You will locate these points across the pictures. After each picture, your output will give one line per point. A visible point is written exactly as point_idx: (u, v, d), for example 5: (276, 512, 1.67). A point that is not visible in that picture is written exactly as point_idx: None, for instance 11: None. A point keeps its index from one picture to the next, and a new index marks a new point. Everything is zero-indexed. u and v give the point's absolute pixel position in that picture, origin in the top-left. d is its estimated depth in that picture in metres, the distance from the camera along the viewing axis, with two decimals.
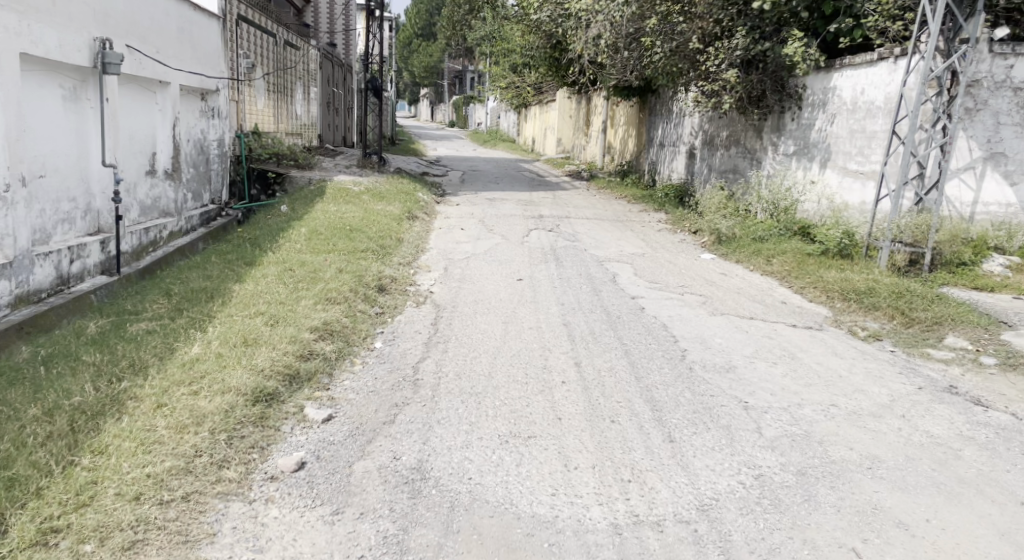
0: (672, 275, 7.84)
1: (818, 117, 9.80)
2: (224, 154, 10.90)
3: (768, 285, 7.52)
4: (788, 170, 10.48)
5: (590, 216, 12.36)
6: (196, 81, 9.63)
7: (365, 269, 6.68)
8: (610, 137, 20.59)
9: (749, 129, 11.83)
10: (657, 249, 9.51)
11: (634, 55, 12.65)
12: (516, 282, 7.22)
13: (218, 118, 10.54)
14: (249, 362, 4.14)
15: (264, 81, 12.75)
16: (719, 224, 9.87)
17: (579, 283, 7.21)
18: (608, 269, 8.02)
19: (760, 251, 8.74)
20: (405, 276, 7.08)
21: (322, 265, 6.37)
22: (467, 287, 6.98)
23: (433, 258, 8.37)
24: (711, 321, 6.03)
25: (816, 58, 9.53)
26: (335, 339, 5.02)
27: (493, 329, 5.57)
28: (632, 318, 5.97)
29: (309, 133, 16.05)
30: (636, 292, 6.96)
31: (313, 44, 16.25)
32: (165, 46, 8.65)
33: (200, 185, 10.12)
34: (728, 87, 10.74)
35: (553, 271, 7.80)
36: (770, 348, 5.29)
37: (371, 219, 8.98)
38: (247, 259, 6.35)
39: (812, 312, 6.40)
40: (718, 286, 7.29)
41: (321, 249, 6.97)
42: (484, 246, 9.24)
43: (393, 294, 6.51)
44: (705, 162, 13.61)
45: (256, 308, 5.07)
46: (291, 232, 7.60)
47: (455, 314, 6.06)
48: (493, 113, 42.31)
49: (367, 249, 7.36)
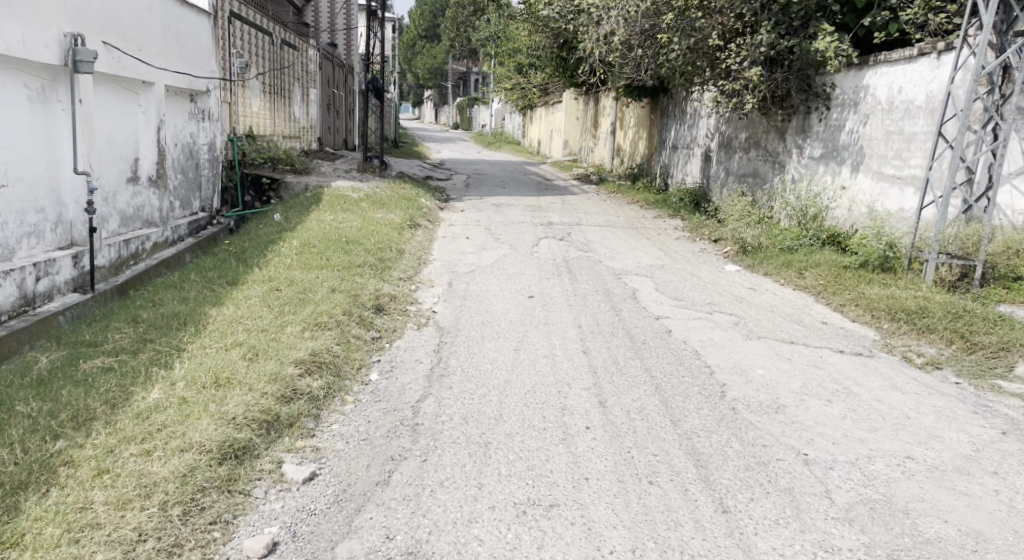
0: (696, 290, 7.24)
1: (848, 118, 9.27)
2: (216, 158, 10.29)
3: (804, 302, 6.89)
4: (816, 175, 9.84)
5: (602, 222, 11.72)
6: (183, 82, 9.02)
7: (361, 286, 6.05)
8: (620, 139, 19.96)
9: (771, 131, 11.20)
10: (678, 260, 8.88)
11: (648, 52, 12.03)
12: (527, 299, 6.58)
13: (208, 121, 9.94)
14: (219, 408, 3.51)
15: (259, 81, 12.14)
16: (745, 234, 9.23)
17: (597, 301, 6.58)
18: (626, 284, 7.41)
19: (791, 263, 8.10)
20: (405, 293, 6.46)
21: (314, 284, 5.75)
22: (473, 305, 6.35)
23: (437, 271, 7.76)
24: (748, 347, 5.40)
25: (849, 54, 8.96)
26: (323, 374, 4.40)
27: (504, 358, 4.95)
28: (659, 343, 5.34)
29: (308, 136, 15.47)
30: (661, 311, 6.33)
31: (312, 44, 15.67)
32: (148, 43, 8.02)
33: (189, 192, 9.52)
34: (751, 86, 10.19)
35: (568, 286, 7.17)
36: (820, 381, 4.66)
37: (369, 229, 8.35)
38: (232, 277, 5.73)
39: (859, 336, 5.84)
40: (749, 303, 6.72)
41: (313, 264, 6.34)
42: (491, 257, 8.63)
43: (392, 315, 5.89)
44: (722, 165, 12.98)
45: (236, 337, 4.45)
46: (282, 245, 6.98)
47: (461, 339, 5.44)
48: (498, 115, 41.86)
49: (365, 264, 6.74)
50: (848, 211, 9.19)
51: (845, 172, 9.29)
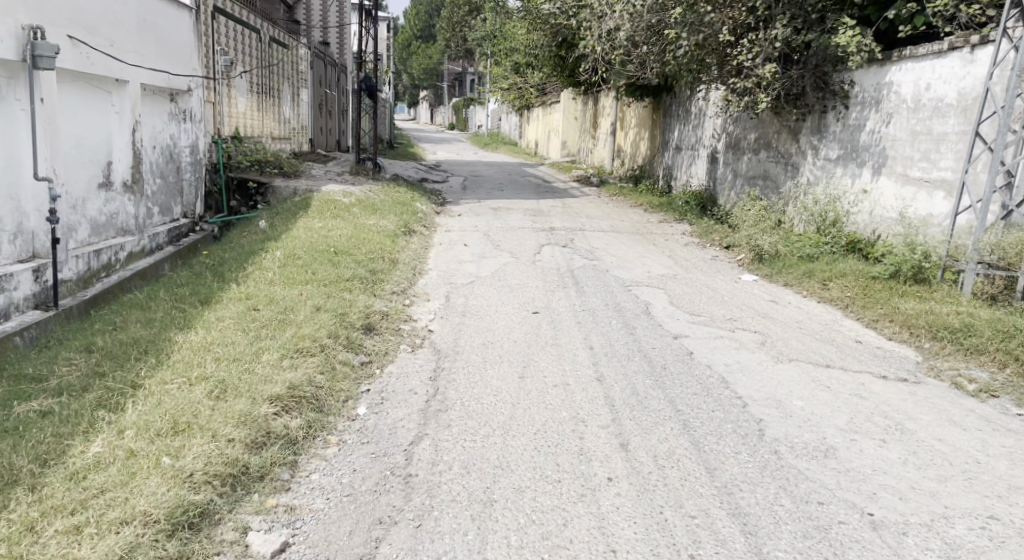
0: (714, 304, 6.70)
1: (869, 117, 8.74)
2: (199, 161, 9.71)
3: (832, 318, 6.36)
4: (834, 178, 9.31)
5: (606, 228, 11.16)
6: (161, 80, 8.45)
7: (349, 302, 5.49)
8: (620, 140, 19.41)
9: (783, 132, 10.66)
10: (690, 270, 8.34)
11: (654, 50, 11.50)
12: (531, 316, 6.02)
13: (190, 122, 9.36)
14: (173, 462, 3.00)
15: (246, 79, 11.56)
16: (761, 241, 8.69)
17: (607, 317, 6.03)
18: (637, 296, 6.88)
19: (814, 273, 7.56)
20: (398, 310, 5.90)
21: (296, 301, 5.19)
22: (474, 322, 5.80)
23: (434, 283, 7.21)
24: (779, 370, 4.87)
25: (872, 49, 8.44)
26: (302, 410, 3.84)
27: (509, 386, 4.39)
28: (681, 368, 4.79)
29: (298, 137, 14.89)
30: (678, 329, 5.79)
31: (303, 42, 15.10)
32: (122, 38, 7.46)
33: (169, 197, 8.95)
34: (764, 84, 9.73)
35: (575, 300, 6.62)
36: (867, 415, 4.12)
37: (360, 238, 7.79)
38: (207, 294, 5.17)
39: (900, 357, 5.30)
40: (774, 320, 6.19)
41: (298, 278, 5.79)
42: (490, 266, 8.07)
43: (384, 336, 5.34)
44: (729, 166, 12.45)
45: (205, 368, 3.89)
46: (265, 257, 6.41)
47: (460, 363, 4.88)
48: (495, 115, 41.29)
49: (355, 277, 6.18)
50: (870, 217, 8.66)
51: (866, 175, 8.77)
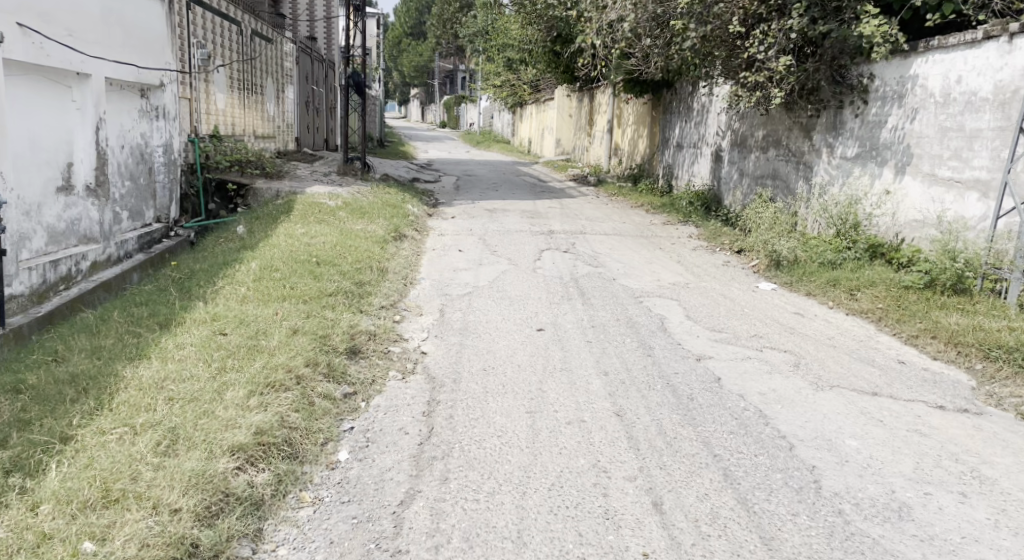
0: (734, 318, 6.10)
1: (891, 112, 8.17)
2: (173, 161, 9.06)
3: (866, 333, 5.78)
4: (852, 178, 8.74)
5: (608, 230, 10.56)
6: (130, 74, 7.81)
7: (331, 323, 4.87)
8: (617, 138, 18.82)
9: (794, 129, 10.08)
10: (703, 278, 7.75)
11: (658, 42, 10.90)
12: (535, 334, 5.42)
13: (162, 119, 8.71)
14: (97, 548, 2.51)
15: (225, 74, 10.90)
16: (778, 247, 8.10)
17: (619, 335, 5.44)
18: (649, 310, 6.28)
19: (839, 281, 6.98)
20: (387, 328, 5.29)
21: (270, 321, 4.56)
22: (472, 342, 5.19)
23: (427, 295, 6.59)
24: (820, 399, 4.28)
25: (896, 40, 7.86)
26: (273, 460, 3.23)
27: (516, 425, 3.79)
28: (711, 399, 4.18)
29: (283, 136, 14.22)
30: (699, 349, 5.19)
31: (290, 37, 14.48)
32: (83, 28, 6.82)
33: (139, 201, 8.33)
34: (777, 78, 9.15)
35: (582, 314, 6.01)
36: (935, 458, 3.54)
37: (346, 245, 7.16)
38: (168, 314, 4.55)
39: (952, 381, 4.72)
40: (803, 337, 5.60)
41: (273, 294, 5.16)
42: (488, 275, 7.46)
43: (371, 362, 4.73)
44: (735, 165, 11.87)
45: (154, 411, 3.27)
46: (238, 268, 5.78)
47: (458, 392, 4.27)
48: (487, 113, 40.60)
49: (339, 291, 5.57)
50: (893, 219, 8.07)
51: (888, 174, 8.19)
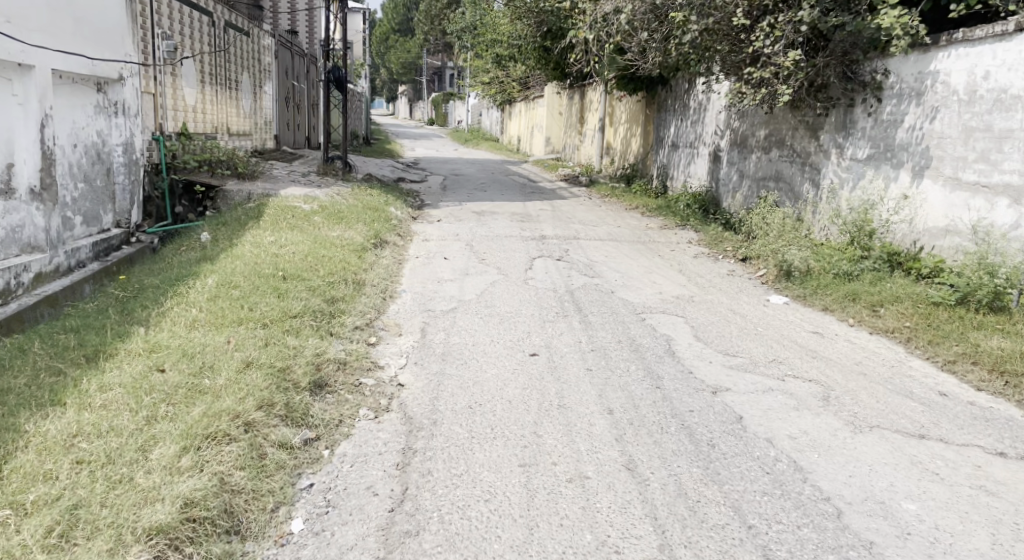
0: (747, 338, 5.50)
1: (908, 111, 7.58)
2: (135, 160, 8.38)
3: (896, 358, 5.19)
4: (865, 181, 8.14)
5: (604, 236, 9.94)
6: (82, 66, 7.14)
7: (292, 352, 4.22)
8: (609, 137, 18.20)
9: (799, 128, 9.48)
10: (708, 290, 7.14)
11: (656, 36, 10.29)
12: (528, 360, 4.80)
13: (121, 116, 8.02)
14: None
15: (194, 67, 10.20)
16: (789, 255, 7.50)
17: (621, 361, 4.82)
18: (653, 329, 5.67)
19: (858, 295, 6.38)
20: (359, 355, 4.64)
21: (218, 353, 3.91)
22: (456, 371, 4.55)
23: (408, 311, 5.95)
24: (861, 444, 3.68)
25: (916, 32, 7.27)
26: (204, 541, 2.72)
27: (507, 483, 3.18)
28: (735, 447, 3.56)
29: (260, 134, 13.51)
30: (713, 379, 4.57)
31: (268, 30, 13.77)
32: (24, 14, 6.16)
33: (96, 204, 7.67)
34: (783, 74, 8.56)
35: (580, 335, 5.40)
36: (1012, 529, 2.99)
37: (318, 255, 6.50)
38: (99, 343, 3.92)
39: (1006, 417, 4.14)
40: (827, 362, 5.01)
41: (228, 317, 4.50)
42: (476, 287, 6.84)
43: (338, 399, 4.09)
44: (734, 166, 11.28)
45: (53, 481, 2.78)
46: (192, 285, 5.13)
47: (439, 438, 3.63)
48: (475, 110, 39.95)
49: (305, 311, 4.91)
50: (911, 226, 7.49)
51: (905, 178, 7.59)
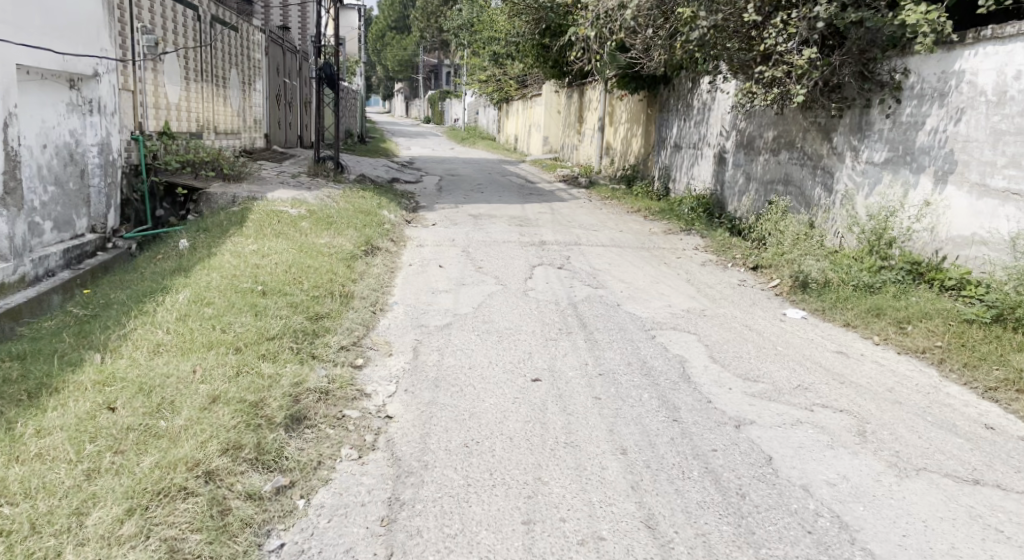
0: (766, 359, 5.08)
1: (929, 112, 7.15)
2: (113, 162, 7.92)
3: (931, 382, 4.77)
4: (883, 186, 7.70)
5: (606, 241, 9.51)
6: (52, 61, 6.68)
7: (267, 382, 3.77)
8: (609, 136, 17.75)
9: (811, 130, 9.04)
10: (720, 303, 6.71)
11: (662, 32, 9.85)
12: (530, 387, 4.36)
13: (97, 115, 7.57)
14: None
15: (177, 63, 9.73)
16: (805, 266, 7.08)
17: (632, 389, 4.37)
18: (664, 348, 5.24)
19: (882, 310, 5.95)
20: (344, 382, 4.19)
21: (182, 385, 3.47)
22: (451, 401, 4.11)
23: (400, 327, 5.51)
24: (907, 493, 3.25)
25: (942, 29, 6.81)
26: None
27: (507, 548, 2.85)
28: (767, 498, 3.17)
29: (249, 133, 13.04)
30: (735, 409, 4.13)
31: (258, 25, 13.29)
32: None
33: (68, 209, 7.22)
34: (796, 73, 8.13)
35: (585, 356, 4.97)
36: None
37: (302, 265, 6.05)
38: (46, 376, 3.51)
39: None
40: (857, 388, 4.58)
41: (196, 340, 4.05)
42: (473, 299, 6.40)
43: (318, 435, 3.64)
44: (741, 169, 10.86)
45: None
46: (162, 302, 4.69)
47: (431, 487, 3.21)
48: (472, 109, 39.48)
49: (283, 331, 4.46)
50: (933, 234, 7.05)
51: (926, 183, 7.16)
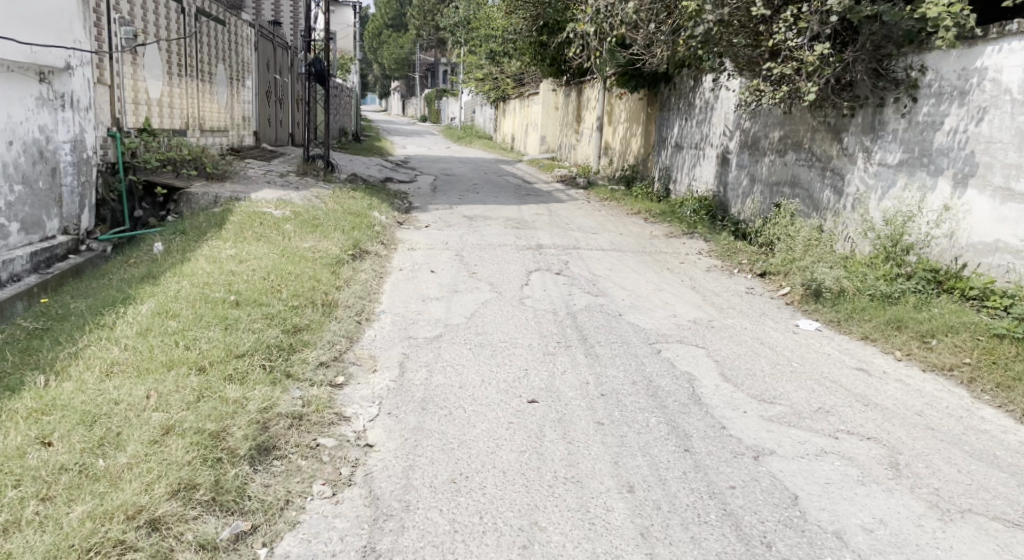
0: (781, 377, 4.68)
1: (948, 111, 6.75)
2: (88, 159, 7.51)
3: (963, 404, 4.39)
4: (898, 189, 7.30)
5: (606, 245, 9.11)
6: (17, 53, 6.27)
7: (234, 408, 3.36)
8: (608, 136, 17.34)
9: (819, 130, 8.64)
10: (728, 313, 6.32)
11: (666, 27, 9.44)
12: (525, 410, 3.95)
13: (69, 110, 7.15)
14: None
15: (158, 56, 9.29)
16: (818, 275, 6.69)
17: (638, 412, 3.97)
18: (669, 363, 4.84)
19: (903, 322, 5.56)
20: (320, 405, 3.78)
21: (131, 415, 3.10)
22: (438, 427, 3.71)
23: (386, 340, 5.11)
24: (955, 543, 2.93)
25: (967, 23, 6.39)
26: None
27: None
28: (798, 549, 2.86)
29: (237, 130, 12.61)
30: (753, 437, 3.73)
31: (248, 19, 12.86)
32: None
33: (38, 209, 6.81)
34: (806, 70, 7.74)
35: (585, 373, 4.56)
36: None
37: (282, 271, 5.64)
38: None
39: None
40: (884, 411, 4.18)
41: (155, 359, 3.65)
42: (465, 307, 6.00)
43: (287, 468, 3.22)
44: (745, 170, 10.47)
45: None
46: (124, 314, 4.28)
47: (417, 533, 2.85)
48: (469, 107, 39.01)
49: (254, 347, 4.05)
50: (951, 240, 6.64)
51: (945, 187, 6.75)
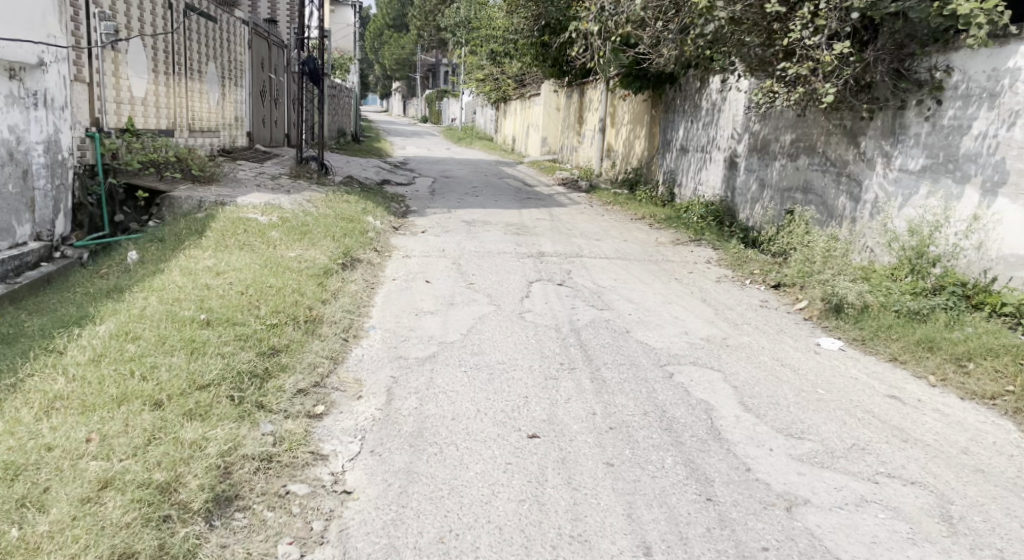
0: (806, 407, 4.24)
1: (976, 115, 6.30)
2: (63, 161, 7.08)
3: (1010, 440, 3.95)
4: (921, 197, 6.86)
5: (609, 253, 8.68)
6: None
7: (189, 452, 2.94)
8: (610, 138, 16.90)
9: (834, 134, 8.19)
10: (742, 329, 5.89)
11: (675, 25, 9.00)
12: (523, 448, 3.51)
13: (42, 109, 6.70)
14: None
15: (142, 54, 8.86)
16: (838, 289, 6.26)
17: (652, 451, 3.53)
18: (682, 390, 4.40)
19: (934, 343, 5.12)
20: (294, 442, 3.34)
21: (68, 470, 2.72)
22: (426, 469, 3.26)
23: (374, 360, 4.66)
24: None
25: (1001, 19, 5.93)
26: None
27: None
28: None
29: (229, 131, 12.18)
30: (783, 482, 3.30)
31: (241, 16, 12.42)
32: None
33: (7, 214, 6.37)
34: (823, 71, 7.31)
35: (591, 402, 4.12)
36: None
37: (262, 284, 5.21)
38: None
39: None
40: (924, 448, 3.74)
41: (105, 393, 3.23)
42: (461, 322, 5.56)
43: (249, 524, 2.80)
44: (754, 174, 10.03)
45: None
46: (80, 336, 3.85)
47: None
48: (470, 107, 38.55)
49: (222, 376, 3.60)
50: (980, 252, 6.20)
51: (972, 195, 6.31)
